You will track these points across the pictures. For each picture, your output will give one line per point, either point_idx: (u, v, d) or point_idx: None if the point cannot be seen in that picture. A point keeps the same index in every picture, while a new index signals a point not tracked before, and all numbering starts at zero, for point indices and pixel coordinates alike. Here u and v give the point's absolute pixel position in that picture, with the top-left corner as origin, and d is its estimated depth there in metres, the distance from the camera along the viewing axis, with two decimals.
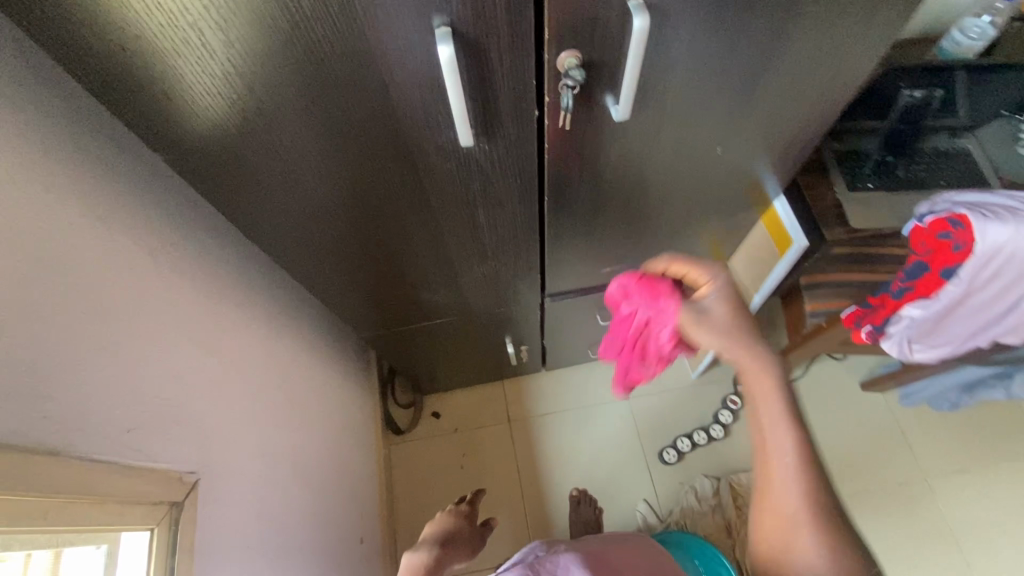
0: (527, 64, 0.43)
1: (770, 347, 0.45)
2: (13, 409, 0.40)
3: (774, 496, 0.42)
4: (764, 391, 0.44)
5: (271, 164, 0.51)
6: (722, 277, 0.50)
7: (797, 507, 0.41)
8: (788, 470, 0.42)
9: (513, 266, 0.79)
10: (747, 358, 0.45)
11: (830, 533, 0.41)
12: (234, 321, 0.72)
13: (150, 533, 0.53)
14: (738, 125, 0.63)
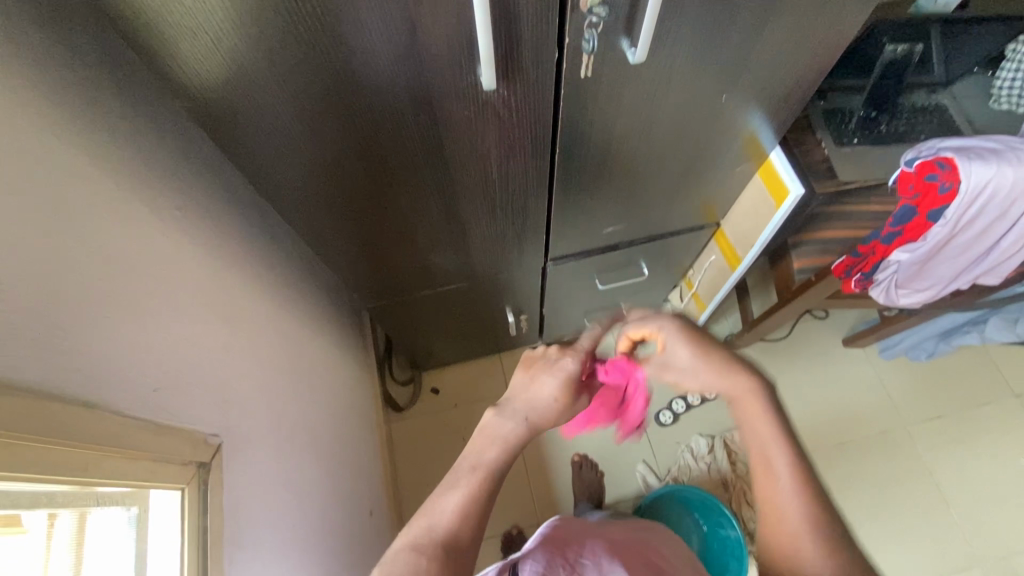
0: (553, 0, 0.43)
1: (752, 379, 0.54)
2: (48, 360, 0.39)
3: (779, 512, 0.50)
4: (757, 422, 0.52)
5: (289, 112, 0.50)
6: (670, 328, 0.56)
7: (799, 521, 0.49)
8: (786, 486, 0.50)
9: (519, 227, 0.80)
10: (734, 392, 0.54)
11: (832, 544, 0.48)
12: (242, 289, 0.71)
13: (182, 493, 0.53)
14: (740, 76, 0.65)
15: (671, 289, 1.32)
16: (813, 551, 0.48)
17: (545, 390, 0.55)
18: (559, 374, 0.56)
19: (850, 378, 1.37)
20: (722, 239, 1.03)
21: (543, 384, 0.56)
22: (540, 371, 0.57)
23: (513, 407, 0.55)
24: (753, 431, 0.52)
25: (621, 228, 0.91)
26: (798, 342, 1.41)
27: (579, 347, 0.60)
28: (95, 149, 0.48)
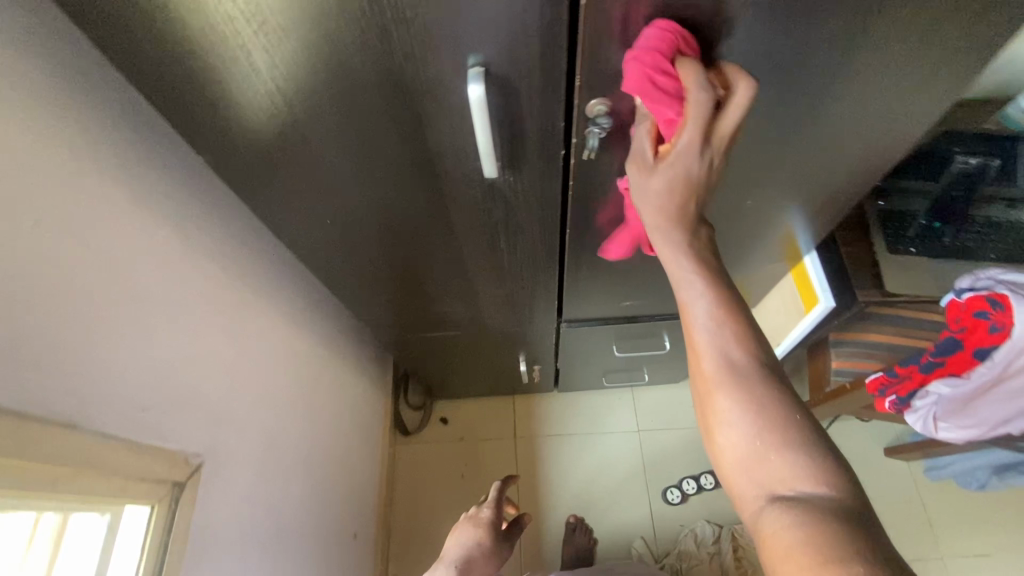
0: (556, 108, 0.45)
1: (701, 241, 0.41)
2: (40, 382, 0.43)
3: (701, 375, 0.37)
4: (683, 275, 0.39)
5: (303, 176, 0.53)
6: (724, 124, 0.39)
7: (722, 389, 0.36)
8: (709, 351, 0.37)
9: (530, 291, 0.79)
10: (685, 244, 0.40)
11: (782, 424, 0.34)
12: (259, 312, 0.76)
13: (151, 509, 0.56)
14: (771, 181, 0.62)
15: None
16: (778, 461, 0.33)
17: (468, 545, 0.90)
18: (480, 525, 0.94)
19: (884, 492, 1.26)
20: None
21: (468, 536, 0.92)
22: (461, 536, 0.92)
23: None
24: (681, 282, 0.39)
25: (640, 303, 0.88)
26: None
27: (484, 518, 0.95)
28: (132, 183, 0.53)
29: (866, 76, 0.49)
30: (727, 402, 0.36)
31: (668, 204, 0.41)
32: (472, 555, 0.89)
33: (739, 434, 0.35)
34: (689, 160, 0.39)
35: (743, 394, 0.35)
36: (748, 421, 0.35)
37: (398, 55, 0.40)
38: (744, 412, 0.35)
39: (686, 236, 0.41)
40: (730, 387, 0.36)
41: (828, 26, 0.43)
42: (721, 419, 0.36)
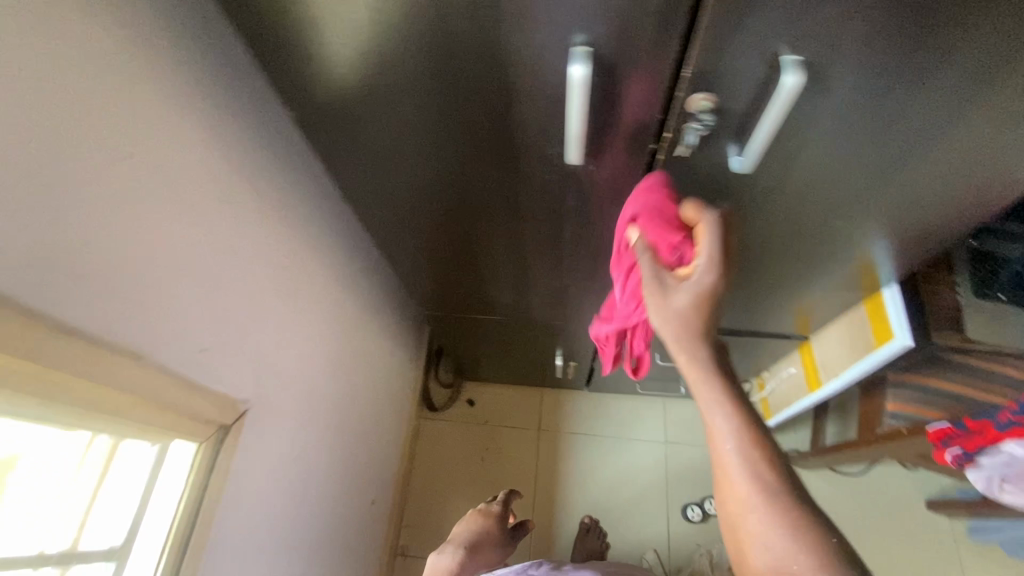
0: (656, 98, 0.42)
1: (720, 348, 0.36)
2: (114, 310, 0.44)
3: (731, 505, 0.31)
4: (705, 386, 0.34)
5: (379, 137, 0.53)
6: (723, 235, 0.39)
7: (763, 520, 0.29)
8: (743, 475, 0.31)
9: (585, 285, 0.78)
10: (706, 355, 0.35)
11: (841, 569, 0.28)
12: (315, 271, 0.77)
13: (196, 447, 0.58)
14: (865, 206, 0.58)
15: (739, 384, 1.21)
16: None
17: (475, 530, 0.95)
18: (490, 515, 1.00)
19: (918, 544, 1.21)
20: (807, 355, 0.91)
21: (478, 524, 0.97)
22: (471, 523, 0.98)
23: (450, 550, 0.90)
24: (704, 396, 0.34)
25: None
26: (866, 484, 1.27)
27: (492, 509, 1.01)
28: (217, 129, 0.54)
29: (1002, 106, 0.45)
30: (779, 543, 0.29)
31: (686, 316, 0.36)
32: (479, 537, 0.93)
33: None
34: (706, 278, 0.37)
35: (796, 537, 0.29)
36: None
37: (500, 19, 0.38)
38: (798, 561, 0.28)
39: (712, 341, 0.36)
40: (783, 531, 0.29)
41: (973, 41, 0.39)
42: (773, 572, 0.28)
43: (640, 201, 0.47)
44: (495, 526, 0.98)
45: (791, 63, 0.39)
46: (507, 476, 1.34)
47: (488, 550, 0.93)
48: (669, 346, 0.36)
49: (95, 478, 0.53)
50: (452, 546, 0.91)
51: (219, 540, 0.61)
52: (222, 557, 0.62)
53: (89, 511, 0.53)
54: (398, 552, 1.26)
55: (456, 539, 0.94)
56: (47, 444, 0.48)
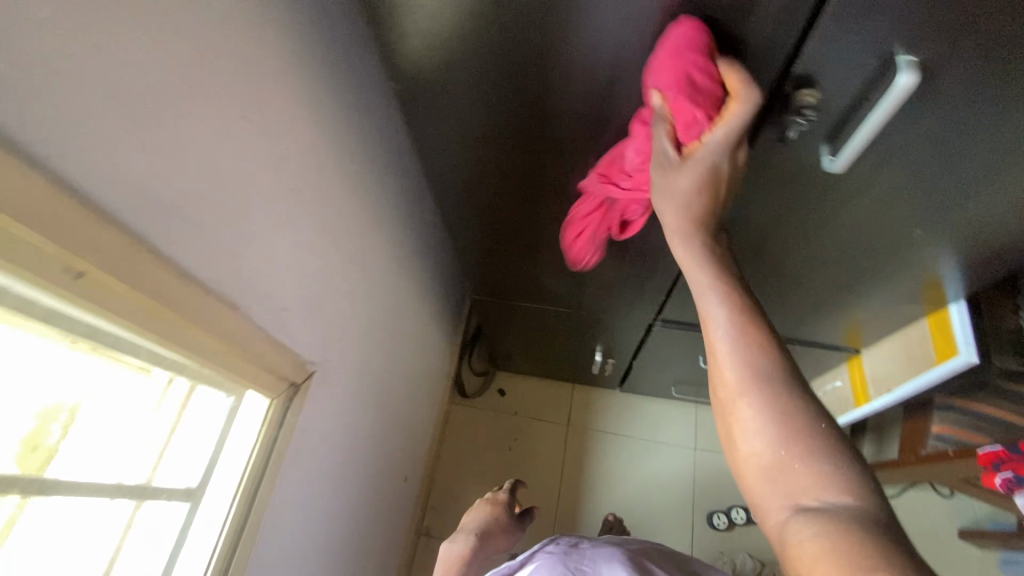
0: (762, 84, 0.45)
1: (715, 244, 0.41)
2: (219, 261, 0.47)
3: (713, 371, 0.37)
4: (697, 276, 0.40)
5: (460, 111, 0.56)
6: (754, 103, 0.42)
7: (734, 380, 0.35)
8: (723, 346, 0.36)
9: (642, 278, 0.79)
10: (700, 251, 0.41)
11: (796, 420, 0.33)
12: (380, 246, 0.79)
13: (269, 403, 0.61)
14: (944, 222, 0.58)
15: None
16: (805, 469, 0.31)
17: (485, 519, 0.91)
18: (498, 503, 0.95)
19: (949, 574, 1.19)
20: (856, 369, 0.91)
21: (486, 513, 0.93)
22: (481, 511, 0.94)
23: (462, 536, 0.88)
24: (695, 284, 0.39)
25: None
26: (898, 509, 1.25)
27: (500, 499, 0.96)
28: (315, 99, 0.56)
29: None
30: (747, 403, 0.34)
31: (696, 204, 0.42)
32: (490, 525, 0.90)
33: (760, 442, 0.33)
34: (715, 157, 0.43)
35: (762, 396, 0.34)
36: (771, 425, 0.33)
37: None
38: (760, 414, 0.33)
39: (708, 236, 0.42)
40: (754, 391, 0.34)
41: None
42: (741, 425, 0.34)
43: (671, 64, 0.42)
44: (504, 515, 0.93)
45: (906, 64, 0.40)
46: (533, 467, 1.36)
47: (500, 537, 0.91)
48: (670, 242, 0.43)
49: (168, 421, 0.55)
50: (463, 535, 0.89)
51: (280, 494, 0.64)
52: (280, 510, 0.65)
53: (164, 451, 0.56)
54: (421, 532, 1.29)
55: (467, 528, 0.91)
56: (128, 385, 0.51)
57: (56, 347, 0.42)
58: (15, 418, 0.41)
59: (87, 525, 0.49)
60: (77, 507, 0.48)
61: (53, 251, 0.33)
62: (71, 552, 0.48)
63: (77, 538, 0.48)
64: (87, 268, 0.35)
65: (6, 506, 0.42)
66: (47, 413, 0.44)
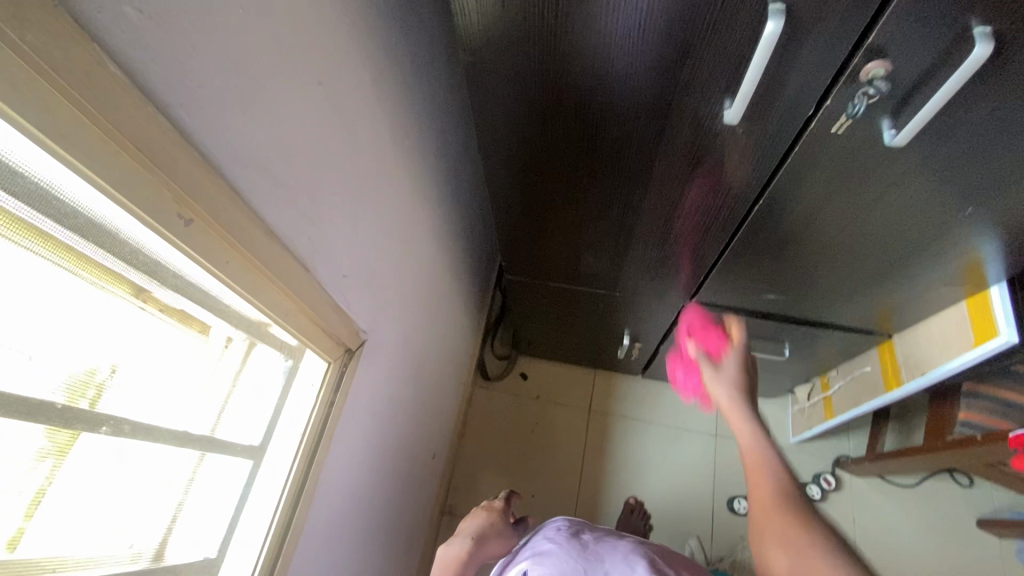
0: (836, 56, 0.45)
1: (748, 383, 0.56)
2: (297, 220, 0.48)
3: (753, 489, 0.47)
4: (730, 409, 0.54)
5: (514, 81, 0.56)
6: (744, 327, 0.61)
7: (773, 497, 0.44)
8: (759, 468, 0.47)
9: (682, 259, 0.80)
10: (730, 387, 0.55)
11: (830, 542, 0.41)
12: (423, 220, 0.80)
13: (326, 367, 0.63)
14: (1000, 206, 0.58)
15: (801, 382, 1.21)
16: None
17: (481, 522, 0.92)
18: (493, 509, 0.96)
19: (967, 562, 1.21)
20: (887, 354, 0.92)
21: (479, 518, 0.93)
22: (474, 519, 0.94)
23: (459, 540, 0.87)
24: (728, 410, 0.54)
25: (783, 300, 0.85)
26: (917, 496, 1.27)
27: (494, 506, 0.97)
28: (379, 69, 0.57)
29: None
30: (781, 520, 0.43)
31: (747, 365, 0.57)
32: (486, 529, 0.90)
33: (791, 558, 0.41)
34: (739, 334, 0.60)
35: (795, 519, 0.42)
36: (806, 544, 0.41)
37: None
38: (794, 533, 0.42)
39: (744, 376, 0.57)
40: (787, 511, 0.43)
41: None
42: (775, 539, 0.42)
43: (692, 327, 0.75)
44: (500, 519, 0.94)
45: (982, 34, 0.41)
46: (555, 450, 1.38)
47: (494, 542, 0.90)
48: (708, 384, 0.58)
49: (229, 379, 0.55)
50: (461, 538, 0.88)
51: (334, 457, 0.66)
52: (333, 473, 0.67)
53: (225, 407, 0.55)
54: (444, 510, 1.31)
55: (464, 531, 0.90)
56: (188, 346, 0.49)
57: (130, 304, 0.42)
58: (65, 369, 0.38)
59: (151, 480, 0.48)
60: (134, 466, 0.46)
61: (169, 196, 0.35)
62: (132, 509, 0.47)
63: (137, 496, 0.47)
64: (195, 216, 0.37)
65: (32, 479, 0.38)
66: (79, 380, 0.40)
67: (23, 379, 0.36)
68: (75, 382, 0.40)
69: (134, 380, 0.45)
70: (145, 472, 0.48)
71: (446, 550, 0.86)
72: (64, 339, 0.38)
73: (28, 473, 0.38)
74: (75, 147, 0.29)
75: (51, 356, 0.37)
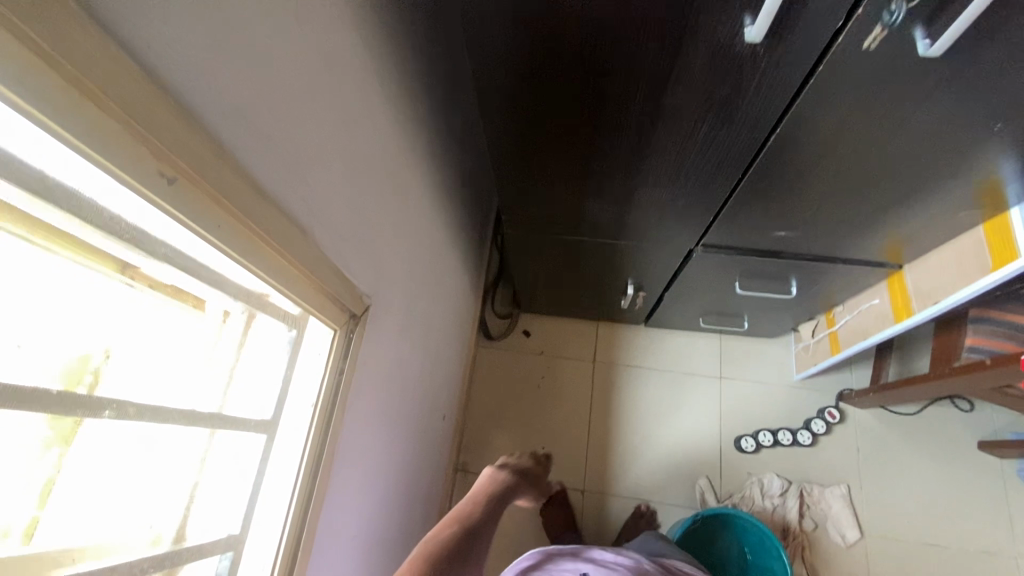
0: None
1: None
2: (289, 178, 0.45)
3: None
4: None
5: (515, 13, 0.51)
6: None
7: None
8: None
9: (692, 199, 0.77)
10: None
11: None
12: (415, 176, 0.76)
13: (332, 334, 0.60)
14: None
15: (805, 319, 1.21)
16: None
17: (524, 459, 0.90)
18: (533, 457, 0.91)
19: (968, 482, 1.25)
20: (897, 285, 0.91)
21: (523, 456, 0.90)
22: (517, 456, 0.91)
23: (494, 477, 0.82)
24: None
25: (794, 237, 0.83)
26: (920, 423, 1.30)
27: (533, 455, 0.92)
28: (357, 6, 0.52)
29: None
30: None
31: None
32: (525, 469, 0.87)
33: None
34: None
35: None
36: None
37: None
38: None
39: None
40: None
41: None
42: None
43: None
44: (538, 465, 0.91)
45: None
46: (563, 404, 1.39)
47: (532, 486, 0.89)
48: None
49: (232, 353, 0.53)
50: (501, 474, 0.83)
51: (349, 426, 0.65)
52: (350, 442, 0.66)
53: (231, 382, 0.53)
54: (458, 469, 1.32)
55: (500, 471, 0.84)
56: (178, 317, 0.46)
57: (114, 280, 0.40)
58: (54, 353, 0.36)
59: (159, 460, 0.47)
60: (142, 446, 0.45)
61: (144, 149, 0.31)
62: (150, 492, 0.47)
63: (148, 475, 0.46)
64: (177, 173, 0.33)
65: (41, 469, 0.37)
66: (78, 361, 0.38)
67: (20, 369, 0.34)
68: (75, 365, 0.38)
69: (133, 360, 0.43)
70: (150, 452, 0.46)
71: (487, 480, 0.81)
72: (41, 320, 0.35)
73: (36, 462, 0.36)
74: (28, 90, 0.24)
75: (34, 347, 0.35)
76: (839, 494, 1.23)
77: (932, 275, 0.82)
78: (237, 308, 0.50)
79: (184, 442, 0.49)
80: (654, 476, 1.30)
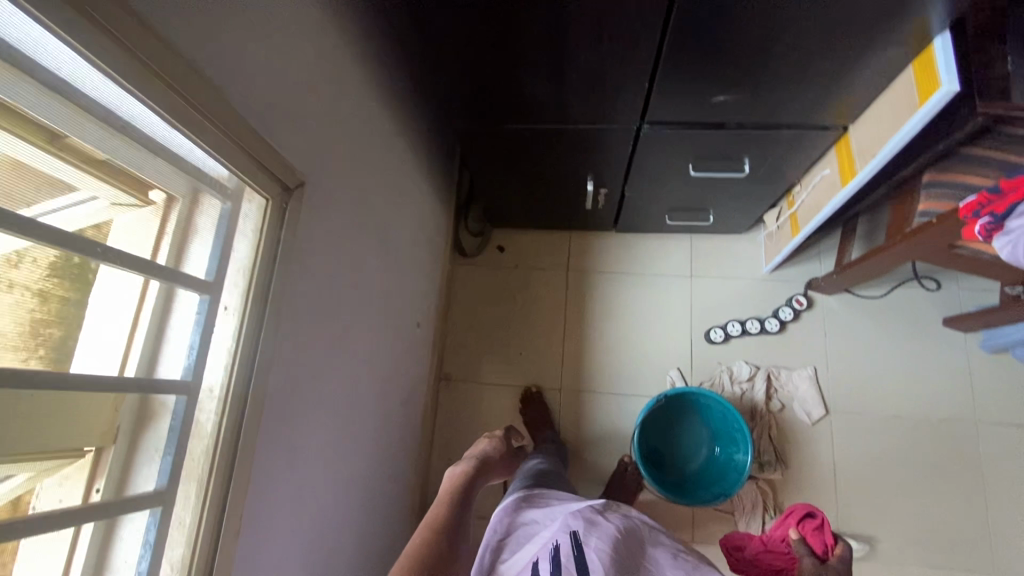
0: None
1: None
2: (180, 19, 0.46)
3: None
4: None
5: None
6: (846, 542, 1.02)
7: None
8: None
9: (623, 59, 0.77)
10: None
11: None
12: (344, 59, 0.77)
13: (264, 204, 0.63)
14: None
15: (768, 207, 1.23)
16: None
17: (484, 448, 0.98)
18: (493, 439, 1.01)
19: (933, 357, 1.29)
20: (844, 149, 0.91)
21: (480, 445, 0.99)
22: (482, 442, 1.00)
23: (458, 474, 0.88)
24: None
25: (733, 102, 0.84)
26: (886, 304, 1.33)
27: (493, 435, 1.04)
28: None
29: None
30: None
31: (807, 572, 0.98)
32: (487, 455, 0.96)
33: None
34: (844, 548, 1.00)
35: None
36: None
37: None
38: None
39: None
40: None
41: None
42: None
43: (816, 538, 1.03)
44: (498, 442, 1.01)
45: None
46: (538, 311, 1.42)
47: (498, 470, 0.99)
48: None
49: (159, 205, 0.53)
50: (463, 465, 0.90)
51: (295, 298, 0.69)
52: (299, 314, 0.70)
53: (163, 234, 0.53)
54: (442, 378, 1.39)
55: (462, 466, 0.90)
56: (126, 214, 0.49)
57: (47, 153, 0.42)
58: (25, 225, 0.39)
59: (106, 315, 0.49)
60: (106, 304, 0.49)
61: None
62: (96, 333, 0.48)
63: (95, 327, 0.48)
64: None
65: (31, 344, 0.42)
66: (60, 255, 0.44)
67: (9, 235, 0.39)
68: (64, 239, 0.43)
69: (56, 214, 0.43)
70: (117, 317, 0.50)
71: (451, 477, 0.87)
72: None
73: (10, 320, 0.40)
74: None
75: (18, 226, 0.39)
76: (805, 374, 1.28)
77: (870, 130, 0.83)
78: (175, 191, 0.54)
79: (141, 306, 0.52)
80: (628, 372, 1.35)
